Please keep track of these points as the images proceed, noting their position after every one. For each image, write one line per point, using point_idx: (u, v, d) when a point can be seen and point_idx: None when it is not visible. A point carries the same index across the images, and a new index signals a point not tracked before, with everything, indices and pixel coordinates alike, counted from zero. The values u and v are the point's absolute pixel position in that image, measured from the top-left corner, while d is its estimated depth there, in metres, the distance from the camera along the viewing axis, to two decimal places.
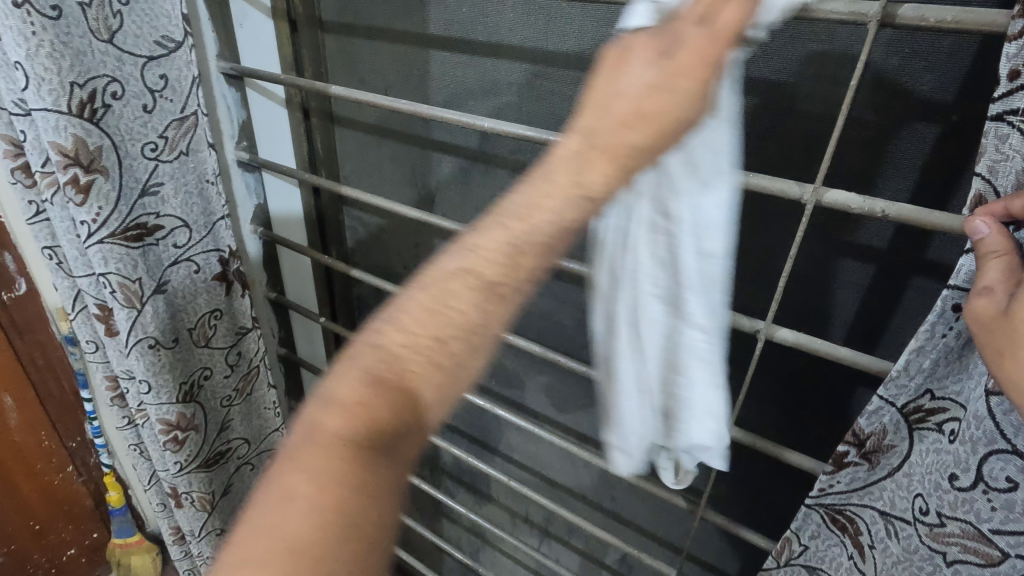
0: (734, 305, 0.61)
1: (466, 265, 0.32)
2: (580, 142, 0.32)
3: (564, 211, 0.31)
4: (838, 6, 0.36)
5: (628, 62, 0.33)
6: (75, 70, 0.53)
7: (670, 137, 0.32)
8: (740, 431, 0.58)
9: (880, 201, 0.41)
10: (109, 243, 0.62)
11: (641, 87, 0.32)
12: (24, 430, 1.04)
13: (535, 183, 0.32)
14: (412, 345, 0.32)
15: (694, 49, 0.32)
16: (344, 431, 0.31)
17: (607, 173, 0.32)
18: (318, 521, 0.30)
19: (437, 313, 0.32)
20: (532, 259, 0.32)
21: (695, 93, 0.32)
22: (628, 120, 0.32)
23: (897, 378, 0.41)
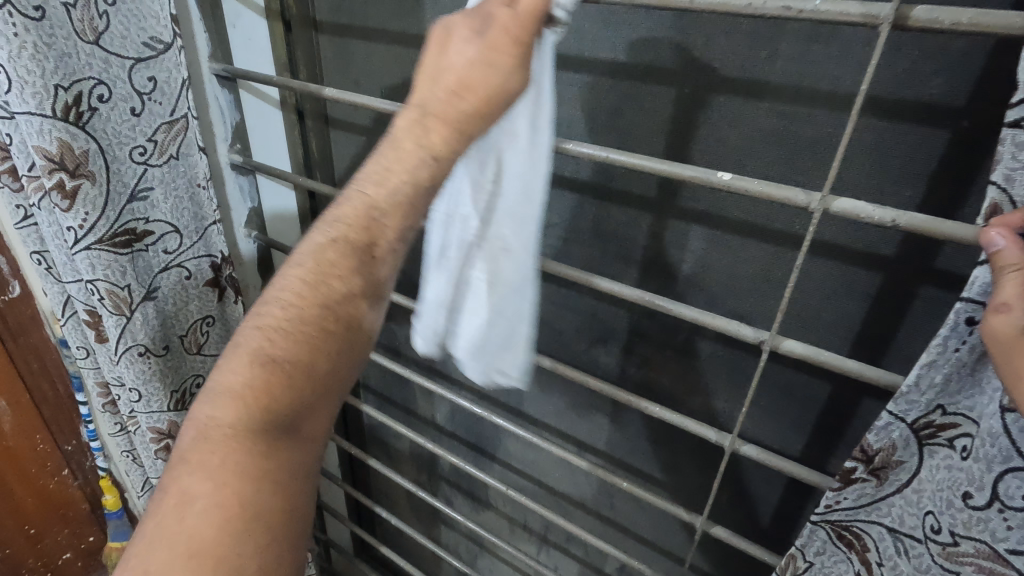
0: (737, 314, 0.59)
1: (340, 226, 0.41)
2: (416, 115, 0.40)
3: (415, 172, 0.41)
4: (848, 7, 0.35)
5: (452, 41, 0.39)
6: (59, 73, 0.52)
7: (494, 105, 0.39)
8: (747, 445, 0.56)
9: (891, 211, 0.39)
10: (96, 249, 0.61)
11: (465, 62, 0.39)
12: (18, 433, 1.03)
13: (388, 152, 0.41)
14: (284, 318, 0.41)
15: (504, 26, 0.38)
16: (240, 419, 0.40)
17: (444, 137, 0.40)
18: (212, 505, 0.39)
19: (313, 280, 0.42)
20: (395, 219, 0.41)
21: (514, 60, 0.38)
22: (454, 92, 0.39)
23: (908, 395, 0.40)
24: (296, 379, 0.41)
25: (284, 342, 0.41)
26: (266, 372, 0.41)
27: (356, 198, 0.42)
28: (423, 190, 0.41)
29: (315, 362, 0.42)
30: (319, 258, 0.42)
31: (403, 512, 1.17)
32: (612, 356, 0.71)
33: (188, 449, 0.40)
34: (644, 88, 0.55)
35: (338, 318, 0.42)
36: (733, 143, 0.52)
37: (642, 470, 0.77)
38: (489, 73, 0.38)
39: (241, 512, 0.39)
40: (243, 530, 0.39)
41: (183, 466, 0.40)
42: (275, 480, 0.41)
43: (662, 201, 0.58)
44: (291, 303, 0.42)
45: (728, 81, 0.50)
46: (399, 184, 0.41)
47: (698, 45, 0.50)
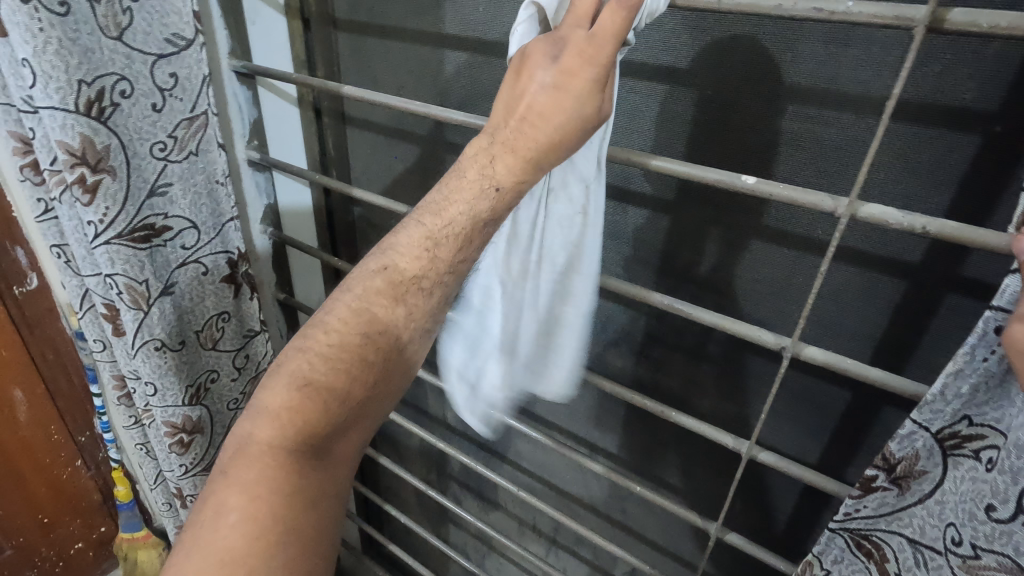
0: (755, 318, 0.59)
1: (390, 259, 0.43)
2: (485, 144, 0.41)
3: (475, 202, 0.41)
4: (880, 10, 0.34)
5: (527, 70, 0.38)
6: (83, 68, 0.52)
7: (566, 134, 0.39)
8: (765, 452, 0.56)
9: (921, 217, 0.38)
10: (115, 244, 0.61)
11: (537, 88, 0.38)
12: (33, 424, 1.04)
13: (452, 181, 0.42)
14: (334, 341, 0.43)
15: (580, 50, 0.37)
16: (278, 438, 0.41)
17: (510, 166, 0.40)
18: (248, 525, 0.39)
19: (358, 307, 0.44)
20: (448, 251, 0.42)
21: (588, 85, 0.37)
22: (525, 121, 0.39)
23: (932, 403, 0.39)
24: (334, 401, 0.42)
25: (324, 366, 0.42)
26: (306, 394, 0.42)
27: (416, 226, 0.43)
28: (481, 222, 0.42)
29: (355, 387, 0.43)
30: (367, 285, 0.44)
31: (412, 511, 1.17)
32: (626, 359, 0.71)
33: (226, 464, 0.41)
34: (665, 89, 0.54)
35: (374, 346, 0.44)
36: (755, 146, 0.51)
37: (654, 474, 0.77)
38: (562, 101, 0.38)
39: (272, 532, 0.39)
40: (275, 546, 0.39)
41: (220, 480, 0.41)
42: (308, 499, 0.41)
43: (680, 204, 0.58)
44: (334, 330, 0.43)
45: (751, 83, 0.49)
46: (456, 215, 0.41)
47: (722, 46, 0.50)
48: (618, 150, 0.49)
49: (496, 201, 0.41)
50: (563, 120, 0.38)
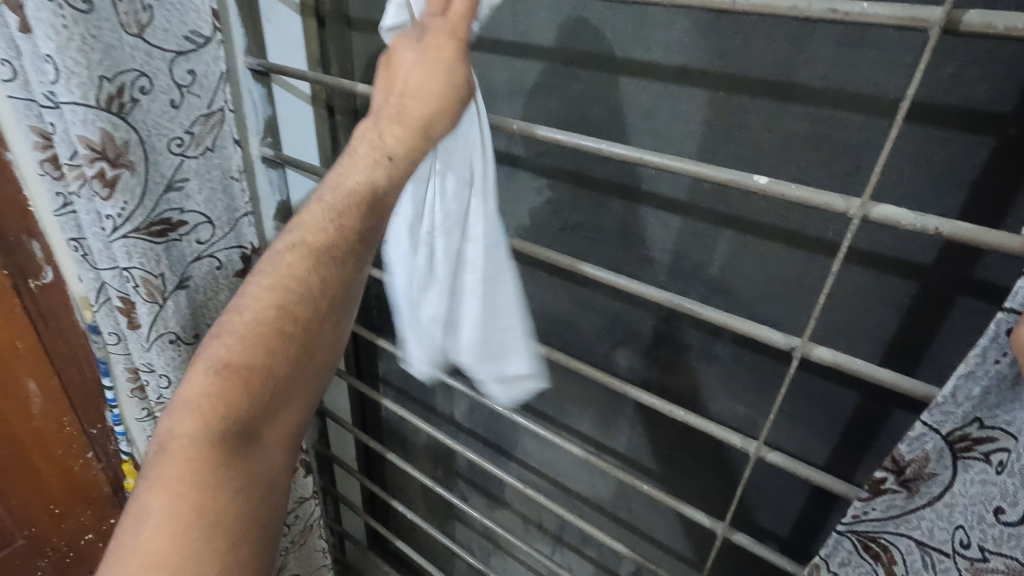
0: (765, 319, 0.59)
1: (296, 238, 0.45)
2: (372, 124, 0.45)
3: (371, 172, 0.44)
4: (896, 11, 0.34)
5: (397, 56, 0.43)
6: (104, 64, 0.53)
7: (436, 101, 0.43)
8: (775, 452, 0.56)
9: (933, 218, 0.38)
10: (133, 238, 0.62)
11: (407, 68, 0.43)
12: (46, 415, 1.06)
13: (348, 159, 0.45)
14: (250, 320, 0.44)
15: (439, 30, 0.43)
16: (199, 428, 0.42)
17: (399, 137, 0.43)
18: (175, 517, 0.40)
19: (271, 285, 0.44)
20: (352, 220, 0.44)
21: (454, 57, 0.43)
22: (402, 98, 0.43)
23: (943, 405, 0.39)
24: (254, 383, 0.44)
25: (242, 347, 0.44)
26: (225, 378, 0.43)
27: (317, 202, 0.45)
28: (382, 191, 0.44)
29: (275, 365, 0.44)
30: (278, 263, 0.45)
31: (418, 507, 1.18)
32: (634, 358, 0.71)
33: (152, 460, 0.42)
34: (677, 89, 0.54)
35: (294, 319, 0.45)
36: (768, 146, 0.51)
37: (661, 474, 0.77)
38: (430, 72, 0.43)
39: (199, 522, 0.40)
40: (200, 538, 0.40)
41: (145, 479, 0.41)
42: (236, 487, 0.43)
43: (691, 204, 0.58)
44: (249, 310, 0.44)
45: (764, 84, 0.50)
46: (355, 185, 0.44)
47: (735, 46, 0.50)
48: (629, 149, 0.50)
49: (390, 170, 0.44)
50: (436, 92, 0.43)
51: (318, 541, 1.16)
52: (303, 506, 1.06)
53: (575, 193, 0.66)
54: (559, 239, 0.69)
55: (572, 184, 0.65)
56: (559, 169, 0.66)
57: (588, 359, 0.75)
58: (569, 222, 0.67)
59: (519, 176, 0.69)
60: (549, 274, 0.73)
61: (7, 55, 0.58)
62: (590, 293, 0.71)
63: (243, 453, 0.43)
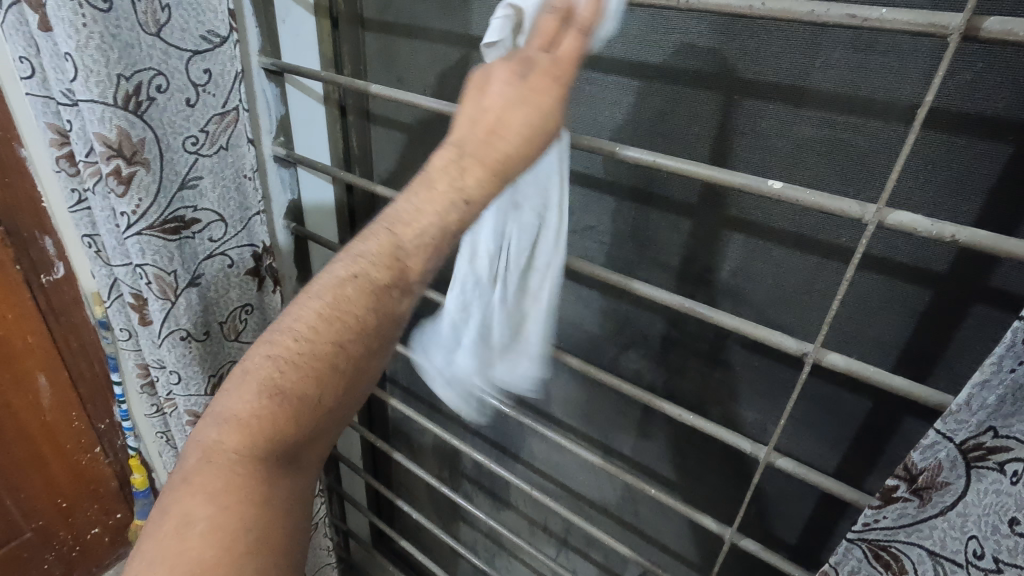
0: (775, 325, 0.58)
1: (354, 270, 0.41)
2: (453, 154, 0.41)
3: (444, 213, 0.41)
4: (915, 18, 0.34)
5: (491, 85, 0.41)
6: (122, 63, 0.54)
7: (529, 146, 0.41)
8: (784, 458, 0.55)
9: (950, 225, 0.38)
10: (147, 235, 0.62)
11: (504, 102, 0.40)
12: (55, 409, 1.07)
13: (422, 191, 0.41)
14: (309, 346, 0.41)
15: (544, 68, 0.40)
16: (247, 448, 0.40)
17: (480, 178, 0.41)
18: (216, 535, 0.38)
19: (329, 315, 0.41)
20: (418, 261, 0.41)
21: (554, 100, 0.41)
22: (491, 133, 0.40)
23: (957, 414, 0.39)
24: (304, 410, 0.41)
25: (295, 374, 0.40)
26: (278, 402, 0.40)
27: (384, 234, 0.42)
28: (451, 233, 0.41)
29: (325, 394, 0.42)
30: (337, 293, 0.41)
31: (424, 508, 1.18)
32: (643, 362, 0.71)
33: (191, 470, 0.40)
34: (691, 93, 0.54)
35: (346, 353, 0.42)
36: (782, 150, 0.51)
37: (668, 478, 0.77)
38: (527, 111, 0.40)
39: (240, 543, 0.38)
40: (244, 563, 0.38)
41: (185, 488, 0.39)
42: (277, 507, 0.41)
43: (702, 208, 0.58)
44: (304, 336, 0.41)
45: (778, 89, 0.50)
46: (426, 226, 0.41)
47: (749, 51, 0.50)
48: (643, 153, 0.49)
49: (465, 214, 0.41)
50: (531, 135, 0.41)
51: (323, 539, 1.17)
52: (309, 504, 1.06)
53: (587, 196, 0.66)
54: (569, 241, 0.69)
55: (583, 186, 0.66)
56: (571, 172, 0.66)
57: (596, 361, 0.75)
58: (581, 225, 0.68)
59: None
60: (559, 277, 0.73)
61: (26, 53, 0.59)
62: (600, 296, 0.71)
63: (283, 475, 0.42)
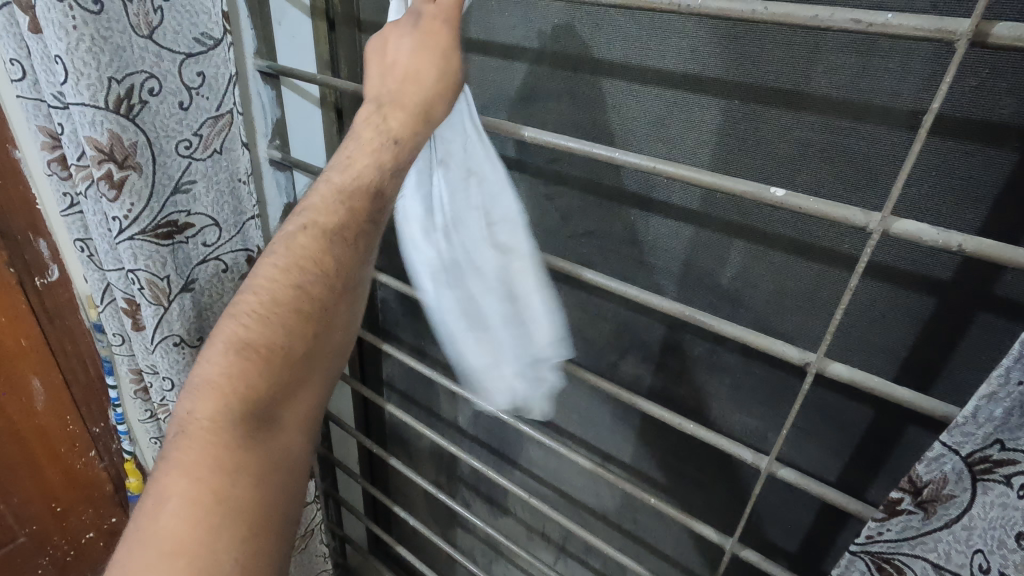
0: (776, 332, 0.58)
1: (304, 221, 0.47)
2: (374, 107, 0.47)
3: (379, 154, 0.47)
4: (922, 22, 0.33)
5: (389, 44, 0.47)
6: (114, 65, 0.53)
7: (435, 83, 0.47)
8: (786, 469, 0.55)
9: (957, 234, 0.37)
10: (139, 240, 0.61)
11: (407, 50, 0.46)
12: (49, 413, 1.05)
13: (353, 143, 0.47)
14: (270, 298, 0.45)
15: (431, 17, 0.47)
16: (220, 410, 0.42)
17: (404, 119, 0.47)
18: (194, 504, 0.39)
19: (287, 265, 0.46)
20: (361, 201, 0.47)
21: (448, 39, 0.47)
22: (404, 80, 0.47)
23: (963, 426, 0.38)
24: (270, 361, 0.44)
25: (258, 326, 0.44)
26: (245, 358, 0.43)
27: (327, 185, 0.47)
28: (389, 171, 0.47)
29: (291, 342, 0.45)
30: (292, 244, 0.46)
31: (421, 513, 1.17)
32: (642, 368, 0.70)
33: (170, 447, 0.41)
34: (691, 96, 0.53)
35: (307, 299, 0.46)
36: (783, 155, 0.51)
37: (668, 486, 0.76)
38: (426, 56, 0.46)
39: (219, 508, 0.39)
40: (222, 524, 0.39)
41: (165, 465, 0.41)
42: (257, 471, 0.42)
43: (703, 214, 0.57)
44: (264, 289, 0.45)
45: (778, 94, 0.49)
46: (364, 168, 0.47)
47: (749, 55, 0.49)
48: (642, 158, 0.49)
49: (397, 151, 0.47)
50: (440, 75, 0.47)
51: (319, 545, 1.16)
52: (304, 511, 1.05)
53: (586, 201, 0.65)
54: (568, 246, 0.68)
55: (582, 191, 0.65)
56: (570, 176, 0.65)
57: (595, 367, 0.74)
58: (579, 230, 0.67)
59: (528, 182, 0.69)
60: (558, 283, 0.72)
61: (17, 55, 0.58)
62: (598, 302, 0.70)
63: (259, 433, 0.43)
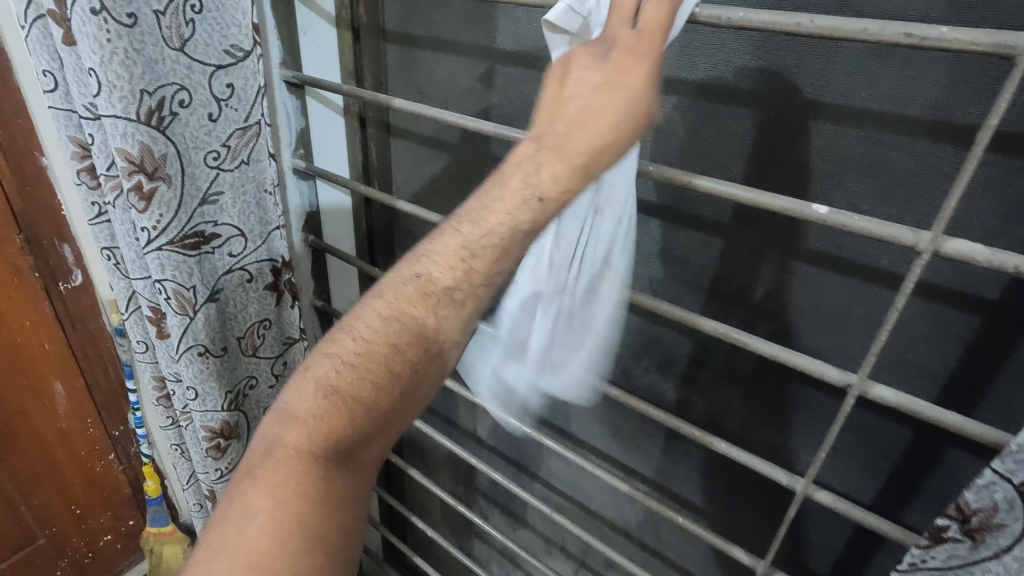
0: (810, 349, 0.56)
1: (423, 273, 0.42)
2: (531, 149, 0.41)
3: (516, 212, 0.40)
4: (982, 38, 0.32)
5: (575, 73, 0.40)
6: (145, 78, 0.53)
7: (611, 138, 0.39)
8: (823, 492, 0.53)
9: (1012, 256, 0.36)
10: (167, 250, 0.62)
11: (591, 86, 0.39)
12: (69, 416, 1.06)
13: (494, 189, 0.41)
14: (369, 349, 0.42)
15: (628, 48, 0.39)
16: (305, 444, 0.40)
17: (559, 172, 0.40)
18: (271, 532, 0.38)
19: (389, 315, 0.42)
20: (484, 262, 0.41)
21: (642, 83, 0.39)
22: (577, 121, 0.39)
23: (1017, 453, 0.36)
24: (359, 410, 0.41)
25: (353, 374, 0.41)
26: (334, 403, 0.41)
27: (457, 236, 0.42)
28: (519, 233, 0.40)
29: (380, 395, 0.42)
30: (399, 292, 0.42)
31: (436, 523, 1.16)
32: (668, 383, 0.69)
33: (254, 466, 0.41)
34: (724, 109, 0.52)
35: (403, 357, 0.42)
36: (821, 168, 0.50)
37: (693, 502, 0.74)
38: (611, 97, 0.39)
39: (296, 538, 0.39)
40: (298, 554, 0.38)
41: (247, 482, 0.40)
42: (333, 506, 0.41)
43: (735, 228, 0.56)
44: (364, 336, 0.42)
45: (816, 108, 0.48)
46: (496, 224, 0.40)
47: (788, 67, 0.48)
48: (679, 172, 0.48)
49: (539, 211, 0.40)
50: (616, 122, 0.39)
51: None
52: None
53: None
54: None
55: None
56: None
57: (619, 381, 0.73)
58: None
59: None
60: None
61: (49, 67, 0.59)
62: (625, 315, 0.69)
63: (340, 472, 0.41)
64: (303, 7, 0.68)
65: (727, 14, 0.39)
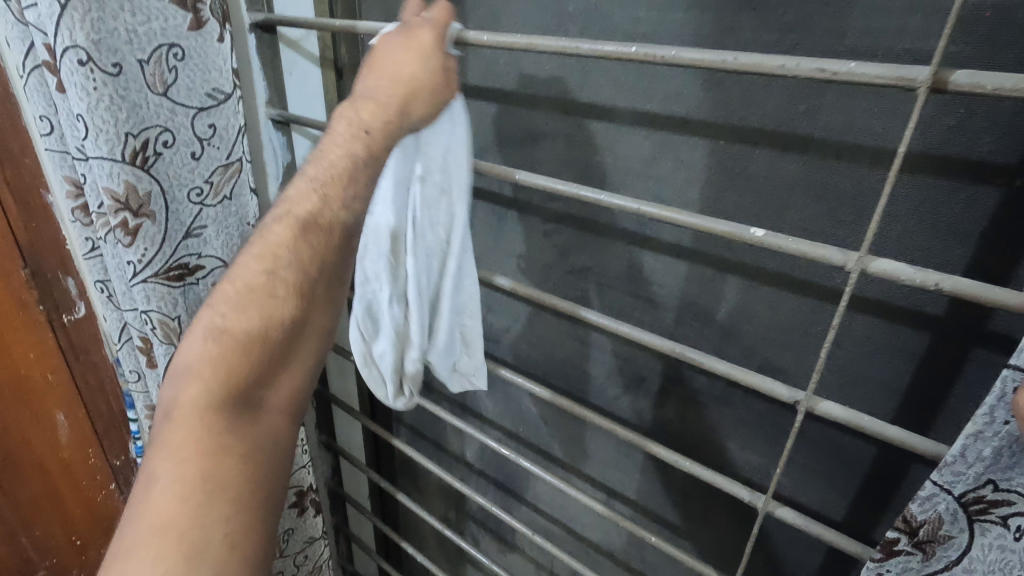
0: (773, 368, 0.58)
1: (287, 212, 0.47)
2: (354, 104, 0.48)
3: (352, 148, 0.47)
4: (883, 70, 0.35)
5: (381, 49, 0.48)
6: (130, 121, 0.57)
7: (411, 85, 0.47)
8: (789, 511, 0.54)
9: (934, 273, 0.38)
10: (152, 282, 0.65)
11: (394, 53, 0.47)
12: (71, 447, 1.07)
13: (329, 139, 0.47)
14: (249, 286, 0.46)
15: (420, 29, 0.48)
16: (202, 393, 0.42)
17: (376, 112, 0.47)
18: (178, 487, 0.39)
19: (260, 253, 0.46)
20: (337, 194, 0.47)
21: (434, 50, 0.48)
22: (385, 77, 0.47)
23: (953, 465, 0.37)
24: (251, 346, 0.45)
25: (236, 313, 0.45)
26: (223, 344, 0.44)
27: (304, 181, 0.47)
28: (359, 163, 0.47)
29: (269, 325, 0.46)
30: (264, 237, 0.47)
31: (430, 550, 1.16)
32: (643, 404, 0.70)
33: (158, 429, 0.42)
34: (680, 138, 0.55)
35: (280, 282, 0.46)
36: (771, 193, 0.52)
37: (675, 523, 0.75)
38: (411, 59, 0.47)
39: (203, 486, 0.40)
40: (207, 502, 0.39)
41: (154, 446, 0.42)
42: (240, 452, 0.42)
43: (696, 250, 0.58)
44: (240, 278, 0.46)
45: (765, 135, 0.50)
46: (337, 158, 0.47)
47: (734, 98, 0.50)
48: (628, 201, 0.51)
49: (368, 142, 0.47)
50: (418, 73, 0.47)
51: None
52: (313, 547, 1.07)
53: (582, 237, 0.66)
54: (567, 281, 0.69)
55: (581, 229, 0.66)
56: (568, 216, 0.66)
57: (596, 402, 0.74)
58: (578, 265, 0.68)
59: (527, 220, 0.70)
60: (559, 319, 0.73)
61: (46, 112, 0.63)
62: (597, 335, 0.70)
63: (240, 416, 0.44)
64: (288, 49, 0.72)
65: (661, 53, 0.42)
